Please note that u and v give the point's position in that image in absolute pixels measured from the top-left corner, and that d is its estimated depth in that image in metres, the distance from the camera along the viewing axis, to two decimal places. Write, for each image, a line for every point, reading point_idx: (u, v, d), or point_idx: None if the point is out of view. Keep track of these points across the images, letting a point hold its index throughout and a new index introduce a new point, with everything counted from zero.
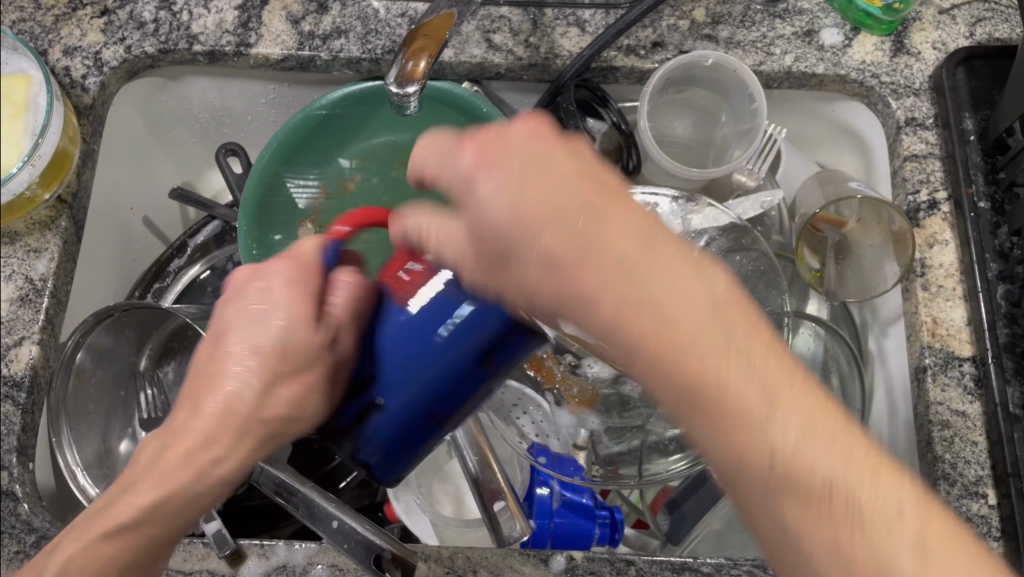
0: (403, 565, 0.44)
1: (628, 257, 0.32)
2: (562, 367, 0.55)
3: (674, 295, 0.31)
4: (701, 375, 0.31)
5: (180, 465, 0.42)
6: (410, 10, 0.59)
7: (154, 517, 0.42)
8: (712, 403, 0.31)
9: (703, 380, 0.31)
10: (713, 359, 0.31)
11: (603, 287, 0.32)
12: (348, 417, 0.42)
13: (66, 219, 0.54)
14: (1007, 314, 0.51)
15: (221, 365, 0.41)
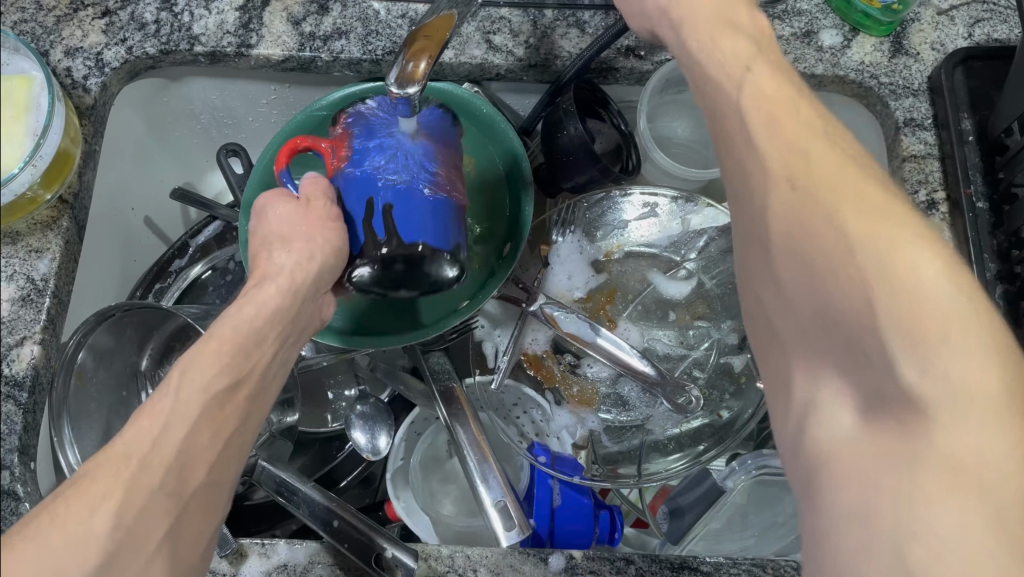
0: (403, 564, 0.45)
1: (812, 159, 0.31)
2: (562, 366, 0.58)
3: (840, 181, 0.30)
4: (832, 243, 0.29)
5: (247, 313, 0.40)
6: (411, 12, 0.60)
7: (244, 355, 0.38)
8: (827, 275, 0.29)
9: (862, 236, 0.28)
10: (857, 229, 0.28)
11: (815, 165, 0.31)
12: (382, 230, 0.43)
13: (67, 219, 0.55)
14: (1005, 314, 0.51)
15: (268, 248, 0.45)
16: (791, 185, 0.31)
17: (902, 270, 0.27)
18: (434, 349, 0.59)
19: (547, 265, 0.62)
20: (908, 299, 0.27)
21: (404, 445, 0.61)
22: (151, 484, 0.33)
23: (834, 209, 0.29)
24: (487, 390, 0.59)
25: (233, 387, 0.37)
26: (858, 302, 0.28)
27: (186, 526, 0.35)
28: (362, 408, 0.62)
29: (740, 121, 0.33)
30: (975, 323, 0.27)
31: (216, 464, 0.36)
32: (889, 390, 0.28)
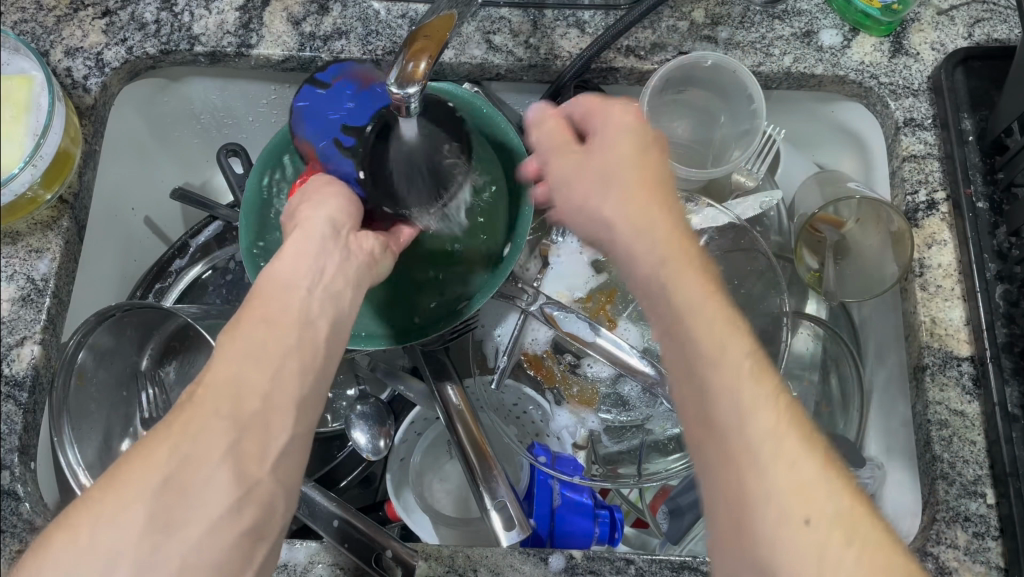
0: (404, 564, 0.45)
1: (740, 349, 0.35)
2: (562, 366, 0.58)
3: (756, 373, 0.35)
4: (732, 416, 0.34)
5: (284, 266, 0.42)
6: (411, 12, 0.60)
7: (282, 298, 0.40)
8: (728, 436, 0.34)
9: (767, 413, 0.34)
10: (766, 408, 0.34)
11: (732, 357, 0.35)
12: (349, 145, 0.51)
13: (67, 219, 0.55)
14: (1005, 314, 0.51)
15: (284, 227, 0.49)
16: (722, 352, 0.35)
17: (781, 451, 0.33)
18: (434, 349, 0.58)
19: (547, 265, 0.62)
20: (780, 459, 0.33)
21: (405, 445, 0.62)
22: (208, 430, 0.35)
23: (744, 387, 0.34)
24: (487, 390, 0.59)
25: (270, 325, 0.39)
26: (755, 460, 0.33)
27: (256, 447, 0.36)
28: (362, 408, 0.62)
29: (684, 292, 0.37)
30: (809, 496, 0.32)
31: (274, 390, 0.37)
32: (759, 532, 0.32)
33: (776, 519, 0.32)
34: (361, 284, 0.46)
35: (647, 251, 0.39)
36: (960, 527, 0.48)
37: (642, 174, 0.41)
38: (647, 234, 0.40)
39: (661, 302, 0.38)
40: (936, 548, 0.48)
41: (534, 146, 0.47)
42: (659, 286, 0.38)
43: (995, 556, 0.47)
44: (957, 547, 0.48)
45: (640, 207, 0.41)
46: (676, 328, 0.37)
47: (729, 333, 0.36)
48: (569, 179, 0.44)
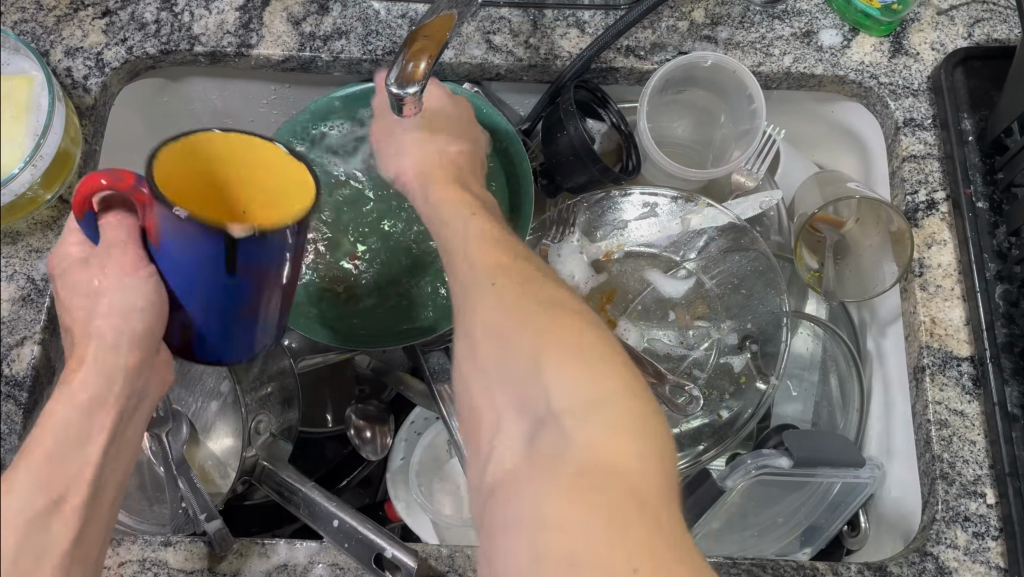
0: (403, 564, 0.45)
1: (528, 329, 0.37)
2: None
3: (545, 344, 0.36)
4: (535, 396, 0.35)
5: (65, 426, 0.36)
6: (411, 12, 0.60)
7: (64, 465, 0.36)
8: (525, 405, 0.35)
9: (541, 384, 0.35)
10: (542, 376, 0.35)
11: (515, 345, 0.36)
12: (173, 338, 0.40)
13: (67, 219, 0.55)
14: (1005, 314, 0.51)
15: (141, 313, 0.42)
16: (507, 345, 0.37)
17: (583, 398, 0.34)
18: (434, 349, 0.58)
19: (547, 265, 0.62)
20: (599, 398, 0.34)
21: (405, 444, 0.63)
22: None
23: (524, 361, 0.36)
24: None
25: (54, 503, 0.35)
26: (550, 400, 0.34)
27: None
28: (364, 409, 0.64)
29: (486, 292, 0.39)
30: (638, 443, 0.33)
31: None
32: (545, 450, 0.33)
33: (566, 437, 0.33)
34: (137, 419, 0.40)
35: (457, 261, 0.42)
36: (960, 527, 0.48)
37: (480, 233, 0.43)
38: (463, 260, 0.41)
39: (465, 301, 0.40)
40: (936, 548, 0.48)
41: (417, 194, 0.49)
42: (468, 288, 0.40)
43: (995, 556, 0.47)
44: (957, 547, 0.48)
45: (470, 243, 0.42)
46: (474, 332, 0.38)
47: (524, 313, 0.37)
48: (426, 183, 0.50)
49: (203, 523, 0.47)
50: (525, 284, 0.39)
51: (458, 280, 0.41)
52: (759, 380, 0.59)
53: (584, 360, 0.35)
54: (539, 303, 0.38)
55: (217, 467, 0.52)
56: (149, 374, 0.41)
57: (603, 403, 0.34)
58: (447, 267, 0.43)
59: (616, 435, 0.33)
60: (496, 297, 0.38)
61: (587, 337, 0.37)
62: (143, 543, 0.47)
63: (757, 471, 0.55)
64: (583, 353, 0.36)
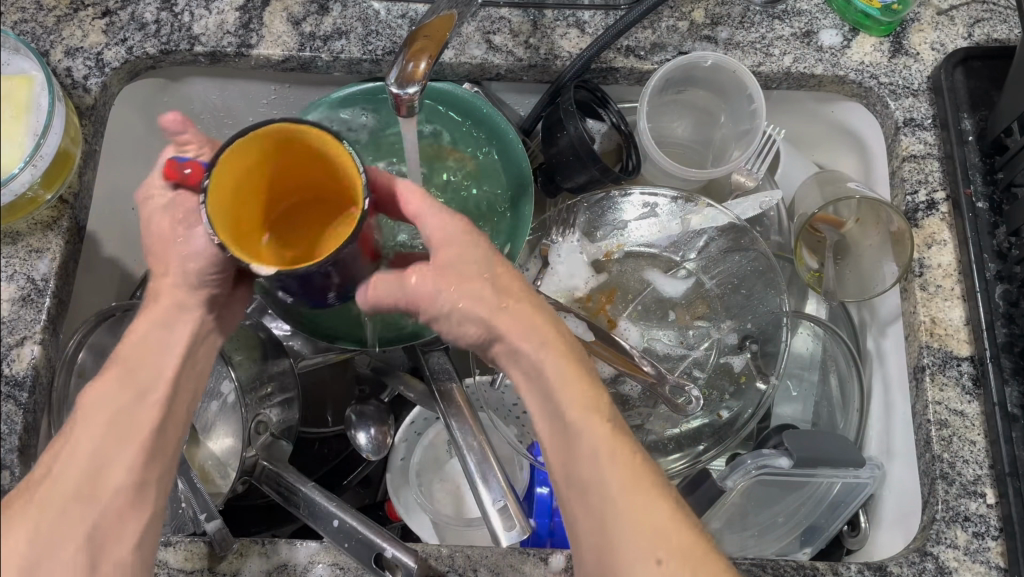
0: (403, 564, 0.45)
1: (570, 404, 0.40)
2: None
3: (664, 556, 0.37)
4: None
5: (147, 341, 0.44)
6: (411, 12, 0.60)
7: (148, 369, 0.43)
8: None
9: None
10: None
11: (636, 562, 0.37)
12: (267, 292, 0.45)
13: (68, 219, 0.55)
14: (1005, 314, 0.51)
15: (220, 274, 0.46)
16: (631, 568, 0.37)
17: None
18: (435, 349, 0.58)
19: (547, 265, 0.62)
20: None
21: (405, 445, 0.62)
22: (61, 492, 0.40)
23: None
24: (488, 390, 0.59)
25: (137, 396, 0.43)
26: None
27: (113, 531, 0.41)
28: (363, 409, 0.63)
29: (602, 493, 0.39)
30: (651, 497, 0.39)
31: (132, 470, 0.41)
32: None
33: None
34: (211, 342, 0.46)
35: (560, 431, 0.41)
36: (959, 527, 0.48)
37: (573, 386, 0.40)
38: (575, 437, 0.40)
39: (581, 492, 0.40)
40: (936, 548, 0.48)
41: (403, 282, 0.43)
42: (581, 473, 0.40)
43: (995, 556, 0.47)
44: (957, 547, 0.48)
45: (565, 404, 0.40)
46: (596, 533, 0.39)
47: (646, 534, 0.38)
48: (444, 243, 0.43)
49: (204, 524, 0.47)
50: (635, 468, 0.39)
51: (566, 454, 0.40)
52: (759, 380, 0.59)
53: (698, 565, 0.37)
54: (648, 496, 0.39)
55: (217, 467, 0.52)
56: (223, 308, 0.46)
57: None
58: (544, 429, 0.42)
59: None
60: (618, 511, 0.38)
61: (693, 531, 0.39)
62: None
63: (757, 471, 0.55)
64: (698, 557, 0.38)
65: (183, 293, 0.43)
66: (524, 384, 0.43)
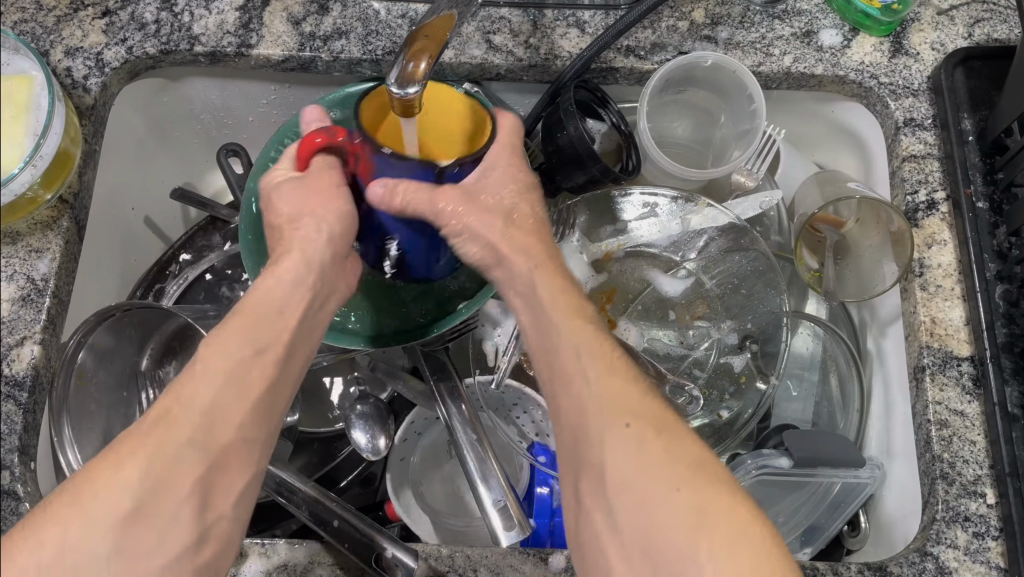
0: (403, 564, 0.45)
1: (571, 323, 0.43)
2: None
3: (639, 428, 0.38)
4: (634, 478, 0.37)
5: (271, 297, 0.44)
6: (411, 12, 0.60)
7: (270, 326, 0.43)
8: (628, 483, 0.37)
9: (639, 461, 0.37)
10: (640, 469, 0.37)
11: (615, 435, 0.38)
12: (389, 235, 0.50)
13: (67, 219, 0.55)
14: (1005, 314, 0.51)
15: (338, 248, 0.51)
16: (604, 438, 0.38)
17: (678, 471, 0.37)
18: (435, 349, 0.58)
19: None
20: (694, 474, 0.37)
21: (406, 444, 0.61)
22: (174, 441, 0.38)
23: (616, 451, 0.38)
24: (488, 390, 0.58)
25: (257, 354, 0.42)
26: (649, 486, 0.37)
27: (219, 482, 0.39)
28: (363, 408, 0.62)
29: (581, 379, 0.41)
30: (648, 407, 0.40)
31: (245, 425, 0.40)
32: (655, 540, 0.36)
33: (667, 513, 0.36)
34: (324, 308, 0.47)
35: (543, 336, 0.43)
36: (960, 527, 0.48)
37: (561, 299, 0.44)
38: (562, 345, 0.43)
39: (563, 382, 0.41)
40: (936, 548, 0.48)
41: (432, 201, 0.47)
42: (560, 365, 0.42)
43: (995, 556, 0.47)
44: (957, 547, 0.48)
45: (550, 312, 0.43)
46: (575, 421, 0.40)
47: (621, 408, 0.39)
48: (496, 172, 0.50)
49: None
50: (612, 359, 0.41)
51: (551, 349, 0.42)
52: (759, 380, 0.59)
53: (671, 437, 0.38)
54: (625, 382, 0.40)
55: None
56: (343, 272, 0.48)
57: (690, 476, 0.37)
58: (530, 336, 0.45)
59: (718, 506, 0.36)
60: (594, 391, 0.40)
61: (669, 416, 0.40)
62: None
63: (757, 471, 0.55)
64: (673, 435, 0.39)
65: (313, 254, 0.46)
66: (520, 304, 0.46)
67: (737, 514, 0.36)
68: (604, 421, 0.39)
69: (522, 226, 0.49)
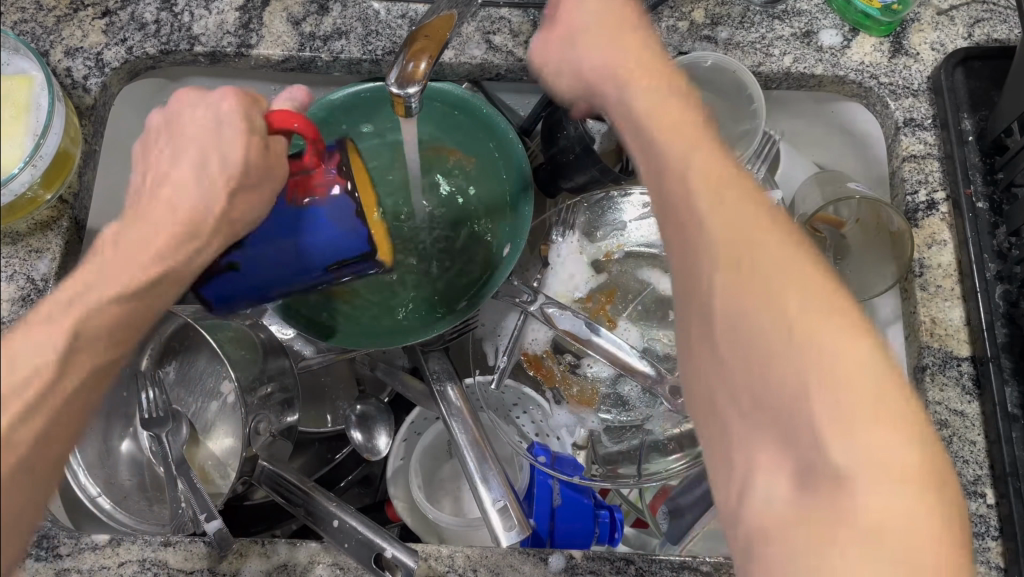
0: (403, 563, 0.44)
1: (747, 205, 0.35)
2: (562, 367, 0.59)
3: (847, 388, 0.30)
4: (831, 430, 0.30)
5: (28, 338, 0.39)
6: (411, 12, 0.60)
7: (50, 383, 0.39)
8: (813, 429, 0.30)
9: (838, 432, 0.30)
10: (834, 444, 0.29)
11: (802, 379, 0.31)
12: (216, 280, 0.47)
13: (68, 219, 0.55)
14: (1005, 314, 0.51)
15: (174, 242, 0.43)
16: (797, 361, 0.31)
17: (898, 471, 0.29)
18: (434, 349, 0.59)
19: (547, 265, 0.62)
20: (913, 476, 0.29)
21: (405, 445, 0.62)
22: None
23: (819, 396, 0.30)
24: (487, 390, 0.59)
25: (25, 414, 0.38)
26: (851, 469, 0.29)
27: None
28: (362, 409, 0.62)
29: (750, 261, 0.33)
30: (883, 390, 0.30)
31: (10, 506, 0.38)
32: (831, 524, 0.29)
33: (875, 487, 0.29)
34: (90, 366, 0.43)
35: (681, 180, 0.36)
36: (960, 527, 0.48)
37: (705, 163, 0.36)
38: (719, 219, 0.34)
39: (756, 285, 0.33)
40: None
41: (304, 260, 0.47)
42: (742, 252, 0.33)
43: (994, 556, 0.47)
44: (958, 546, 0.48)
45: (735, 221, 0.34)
46: (736, 317, 0.33)
47: (819, 353, 0.31)
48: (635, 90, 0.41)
49: (204, 523, 0.46)
50: (794, 244, 0.33)
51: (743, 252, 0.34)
52: None
53: (898, 427, 0.30)
54: (838, 322, 0.31)
55: (216, 467, 0.52)
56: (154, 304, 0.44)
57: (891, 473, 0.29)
58: (716, 237, 0.34)
59: (923, 510, 0.29)
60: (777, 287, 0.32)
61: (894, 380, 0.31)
62: (144, 542, 0.47)
63: None
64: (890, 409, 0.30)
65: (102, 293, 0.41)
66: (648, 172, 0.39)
67: (940, 538, 0.29)
68: (813, 365, 0.31)
69: (687, 130, 0.38)
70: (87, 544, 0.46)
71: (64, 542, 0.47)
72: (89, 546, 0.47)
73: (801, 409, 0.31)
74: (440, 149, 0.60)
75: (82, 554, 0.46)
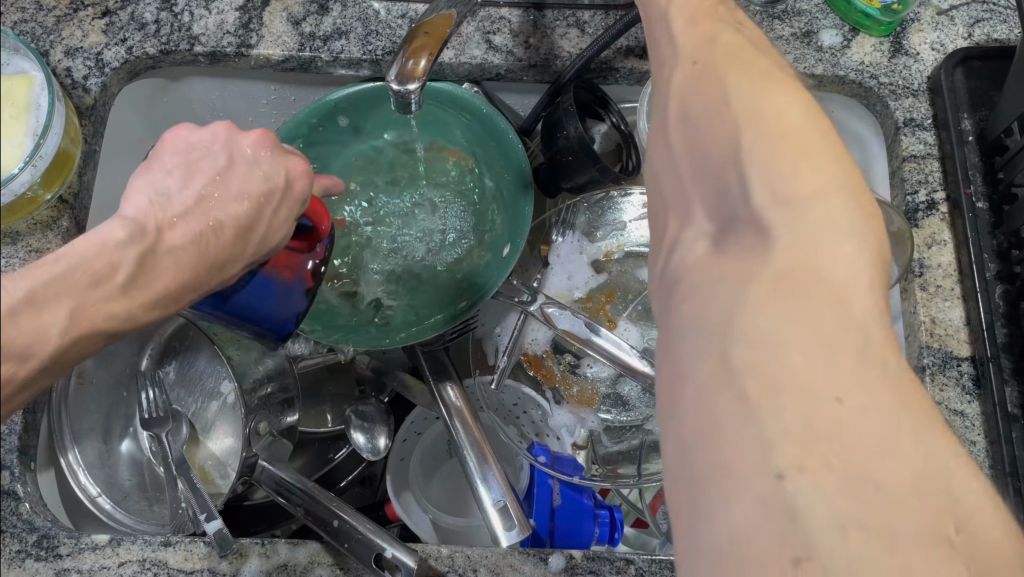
0: (403, 564, 0.45)
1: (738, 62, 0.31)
2: (562, 366, 0.59)
3: (805, 233, 0.27)
4: (771, 278, 0.27)
5: None
6: (411, 12, 0.60)
7: None
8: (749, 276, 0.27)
9: (780, 281, 0.26)
10: (767, 287, 0.27)
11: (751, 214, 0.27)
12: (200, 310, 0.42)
13: (68, 219, 0.55)
14: (1005, 314, 0.51)
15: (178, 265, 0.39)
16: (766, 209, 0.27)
17: (844, 330, 0.25)
18: (435, 349, 0.58)
19: (547, 265, 0.62)
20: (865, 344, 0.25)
21: (405, 445, 0.62)
22: None
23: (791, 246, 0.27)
24: (487, 390, 0.60)
25: None
26: (781, 318, 0.26)
27: None
28: (363, 408, 0.62)
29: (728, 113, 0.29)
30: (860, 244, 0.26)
31: None
32: (745, 373, 0.26)
33: (828, 357, 0.25)
34: None
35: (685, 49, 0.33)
36: None
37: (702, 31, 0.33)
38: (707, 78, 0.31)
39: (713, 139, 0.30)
40: None
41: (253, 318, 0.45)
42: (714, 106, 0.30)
43: None
44: None
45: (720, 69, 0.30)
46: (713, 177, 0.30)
47: (780, 183, 0.27)
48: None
49: (203, 524, 0.46)
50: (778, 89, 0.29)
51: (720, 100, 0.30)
52: None
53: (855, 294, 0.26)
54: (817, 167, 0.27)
55: (216, 467, 0.52)
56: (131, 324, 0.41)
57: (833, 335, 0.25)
58: (688, 88, 0.32)
59: (874, 382, 0.25)
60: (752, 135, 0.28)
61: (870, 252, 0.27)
62: (144, 543, 0.47)
63: None
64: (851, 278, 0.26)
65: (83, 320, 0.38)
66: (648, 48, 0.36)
67: (885, 421, 0.25)
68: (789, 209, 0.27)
69: (716, 15, 0.34)
70: (87, 544, 0.46)
71: (64, 542, 0.46)
72: (89, 546, 0.46)
73: (766, 264, 0.27)
74: (441, 150, 0.60)
75: (82, 554, 0.46)
